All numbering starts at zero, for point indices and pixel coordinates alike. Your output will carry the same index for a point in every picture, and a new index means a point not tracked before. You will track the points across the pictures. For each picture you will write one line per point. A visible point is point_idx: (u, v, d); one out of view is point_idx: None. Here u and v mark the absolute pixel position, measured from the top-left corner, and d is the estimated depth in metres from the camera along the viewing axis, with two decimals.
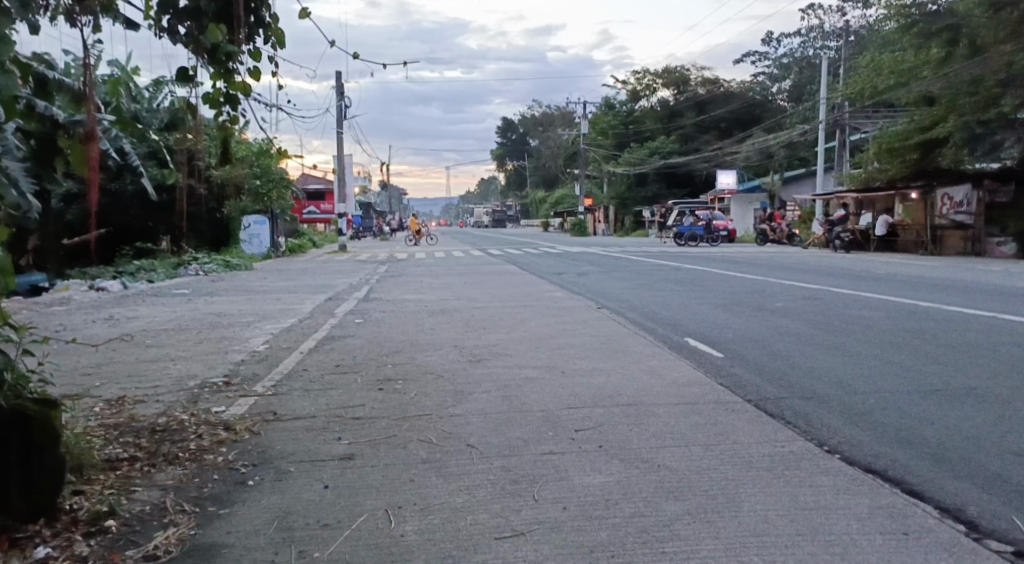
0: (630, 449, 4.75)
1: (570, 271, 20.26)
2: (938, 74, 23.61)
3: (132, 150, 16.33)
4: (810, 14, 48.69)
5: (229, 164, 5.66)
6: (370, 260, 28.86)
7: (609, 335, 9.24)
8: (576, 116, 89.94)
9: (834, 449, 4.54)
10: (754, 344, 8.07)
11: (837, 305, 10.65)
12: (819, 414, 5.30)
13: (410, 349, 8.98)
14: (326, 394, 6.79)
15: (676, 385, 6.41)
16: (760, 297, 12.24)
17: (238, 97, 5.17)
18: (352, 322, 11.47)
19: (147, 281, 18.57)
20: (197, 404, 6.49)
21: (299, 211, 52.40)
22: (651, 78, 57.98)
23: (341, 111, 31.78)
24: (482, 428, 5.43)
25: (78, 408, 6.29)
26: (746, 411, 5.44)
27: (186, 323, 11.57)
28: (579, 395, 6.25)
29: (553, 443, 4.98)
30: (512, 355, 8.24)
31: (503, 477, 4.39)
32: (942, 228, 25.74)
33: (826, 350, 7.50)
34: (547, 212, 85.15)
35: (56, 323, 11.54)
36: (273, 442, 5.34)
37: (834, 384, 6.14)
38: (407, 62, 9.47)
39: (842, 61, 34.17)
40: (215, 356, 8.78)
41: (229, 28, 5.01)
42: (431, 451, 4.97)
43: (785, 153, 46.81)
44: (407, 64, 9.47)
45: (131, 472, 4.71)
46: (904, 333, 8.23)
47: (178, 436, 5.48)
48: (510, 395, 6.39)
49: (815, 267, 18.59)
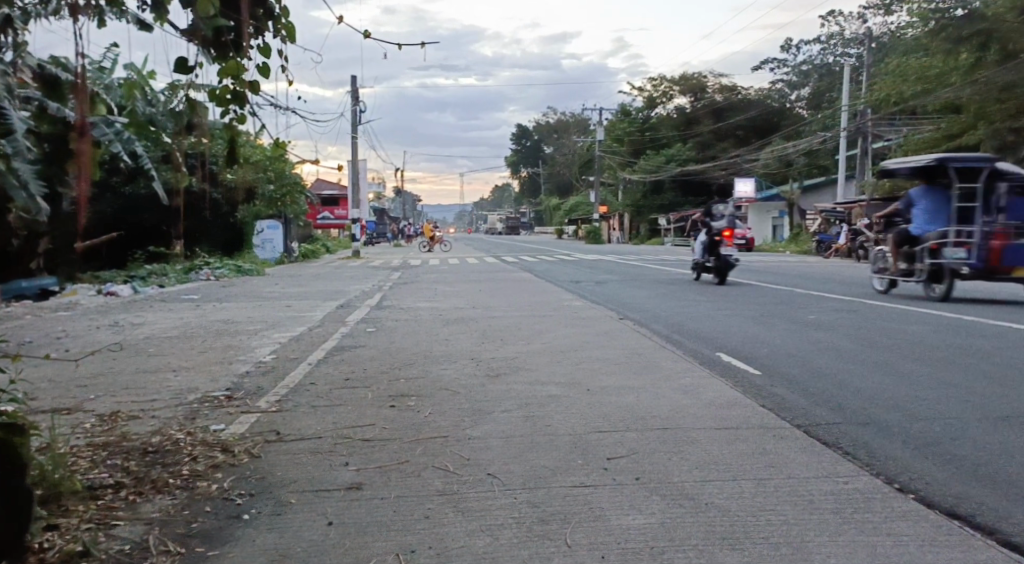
0: (673, 483, 4.21)
1: (587, 280, 19.65)
2: (966, 81, 22.96)
3: (145, 152, 16.02)
4: (830, 21, 48.03)
5: (236, 166, 5.23)
6: (381, 266, 28.47)
7: (635, 349, 8.72)
8: (592, 123, 89.41)
9: (907, 487, 4.00)
10: (792, 360, 7.56)
11: (875, 319, 10.08)
12: (881, 443, 4.77)
13: (424, 361, 8.48)
14: (334, 410, 6.29)
15: (716, 406, 5.87)
16: (791, 308, 11.69)
17: (245, 93, 4.74)
18: (363, 332, 10.95)
19: (158, 286, 18.24)
20: (194, 421, 6.01)
21: (313, 217, 52.04)
22: (667, 85, 57.50)
23: (356, 116, 31.43)
24: (504, 455, 4.92)
25: (65, 425, 5.84)
26: (796, 438, 4.92)
27: (192, 331, 11.14)
28: (609, 416, 5.74)
29: (583, 474, 4.46)
30: (533, 369, 7.78)
31: (530, 515, 3.87)
32: None
33: (874, 368, 6.97)
34: (561, 221, 84.70)
35: (58, 329, 11.14)
36: (273, 468, 4.84)
37: (890, 407, 5.60)
38: (370, 33, 5.14)
39: (865, 68, 33.51)
40: (219, 367, 8.32)
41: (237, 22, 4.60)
42: (447, 481, 4.47)
43: (805, 161, 46.12)
44: (369, 35, 5.14)
45: (114, 502, 4.22)
46: (952, 349, 7.73)
47: (171, 459, 5.00)
48: (533, 415, 5.87)
49: (845, 278, 17.84)
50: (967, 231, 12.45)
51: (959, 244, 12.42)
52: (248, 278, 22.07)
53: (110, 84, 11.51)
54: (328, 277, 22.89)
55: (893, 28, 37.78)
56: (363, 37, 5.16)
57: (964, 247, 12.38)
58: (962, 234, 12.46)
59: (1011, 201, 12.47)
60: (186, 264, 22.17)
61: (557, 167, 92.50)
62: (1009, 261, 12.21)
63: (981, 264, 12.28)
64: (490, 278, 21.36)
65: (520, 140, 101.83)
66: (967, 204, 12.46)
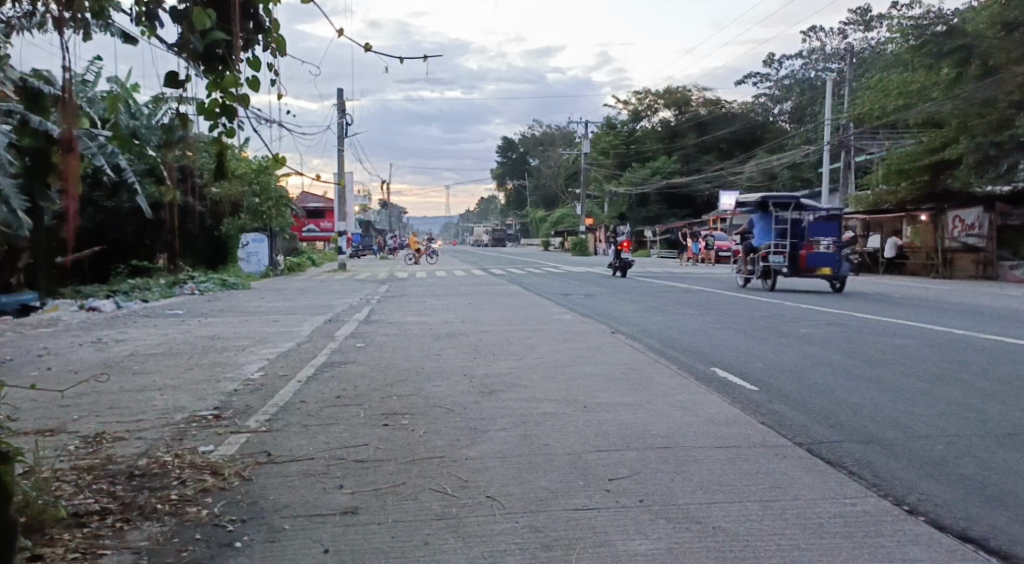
0: (678, 505, 4.11)
1: (576, 293, 19.59)
2: (948, 95, 23.15)
3: (129, 166, 15.86)
4: (811, 36, 48.39)
5: (225, 180, 5.13)
6: (367, 279, 28.28)
7: (629, 364, 8.64)
8: (576, 136, 89.56)
9: (916, 509, 3.93)
10: (787, 375, 7.49)
11: (866, 333, 10.06)
12: (886, 462, 4.70)
13: (416, 378, 8.34)
14: (325, 430, 6.15)
15: (714, 423, 5.79)
16: (780, 321, 11.68)
17: (235, 107, 4.66)
18: (351, 347, 10.80)
19: (142, 301, 17.96)
20: (182, 442, 5.85)
21: (298, 229, 51.58)
22: (652, 99, 57.64)
23: (342, 129, 31.27)
24: (502, 476, 4.81)
25: (49, 447, 5.67)
26: (799, 458, 4.83)
27: (177, 348, 10.93)
28: (607, 434, 5.65)
29: (586, 496, 4.35)
30: (527, 385, 7.66)
31: (533, 540, 3.77)
32: (952, 251, 25.16)
33: (869, 383, 6.91)
34: (546, 233, 84.75)
35: (40, 346, 10.90)
36: (265, 491, 4.70)
37: (889, 424, 5.54)
38: (369, 44, 5.07)
39: (848, 82, 33.79)
40: (206, 385, 8.12)
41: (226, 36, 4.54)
42: (445, 505, 4.35)
43: (789, 174, 46.39)
44: (368, 46, 5.08)
45: (100, 530, 4.07)
46: (946, 364, 7.69)
47: (158, 484, 4.84)
48: (529, 434, 5.77)
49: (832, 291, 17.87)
50: (785, 245, 20.01)
51: (779, 253, 20.01)
52: (233, 292, 21.86)
53: (93, 97, 11.43)
54: (314, 291, 22.68)
55: (874, 43, 38.15)
56: (362, 50, 5.09)
57: (782, 255, 19.96)
58: (781, 247, 20.08)
59: (814, 224, 19.97)
60: (171, 278, 21.90)
61: (543, 180, 92.56)
62: (811, 263, 19.60)
63: (794, 265, 19.85)
64: (478, 291, 21.23)
65: (506, 152, 101.86)
66: (785, 227, 20.01)
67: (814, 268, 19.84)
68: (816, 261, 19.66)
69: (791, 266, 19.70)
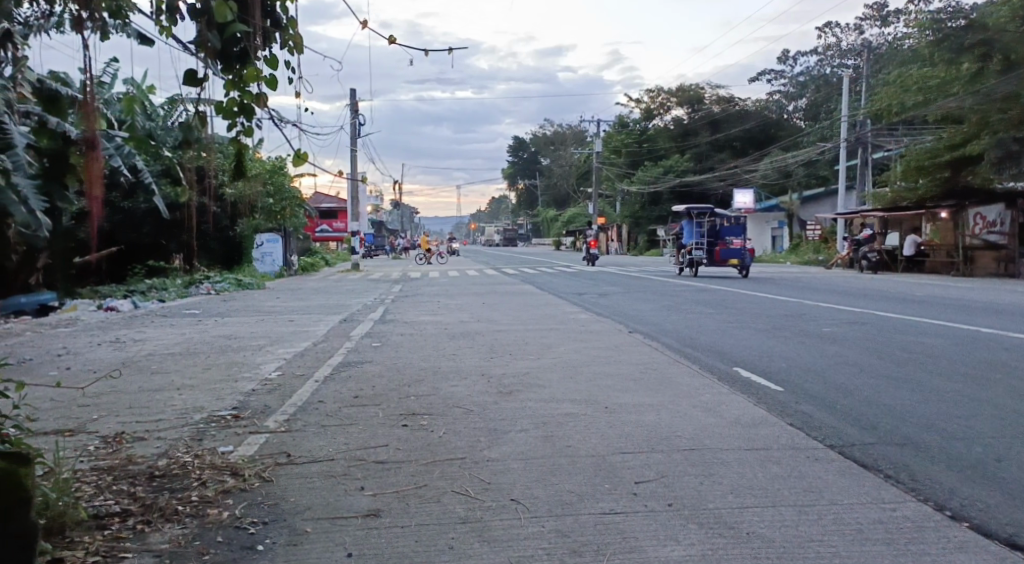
0: (708, 509, 4.01)
1: (590, 292, 19.40)
2: (969, 91, 22.81)
3: (145, 166, 15.90)
4: (826, 32, 47.80)
5: (242, 179, 5.09)
6: (380, 279, 28.21)
7: (649, 364, 8.54)
8: (588, 135, 89.02)
9: (959, 515, 3.82)
10: (812, 375, 7.37)
11: (889, 331, 9.91)
12: (922, 465, 4.59)
13: (434, 378, 8.27)
14: (344, 431, 6.08)
15: (740, 425, 5.67)
16: (800, 320, 11.51)
17: (254, 106, 4.62)
18: (367, 347, 10.73)
19: (159, 301, 18.00)
20: (202, 442, 5.80)
21: (311, 229, 51.60)
22: (664, 97, 57.16)
23: (354, 128, 31.18)
24: (526, 478, 4.72)
25: (69, 448, 5.64)
26: (831, 460, 4.73)
27: (194, 347, 10.92)
28: (630, 436, 5.56)
29: (612, 499, 4.27)
30: (547, 385, 7.57)
31: (561, 545, 3.68)
32: (972, 249, 24.82)
33: (895, 384, 6.79)
34: (558, 233, 84.43)
35: (58, 346, 10.91)
36: (286, 493, 4.63)
37: (922, 426, 5.42)
38: (387, 33, 5.08)
39: (867, 77, 33.07)
40: (224, 385, 8.08)
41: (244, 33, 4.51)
42: (469, 508, 4.27)
43: (804, 172, 45.94)
44: (386, 36, 5.09)
45: (121, 532, 4.01)
46: (974, 362, 7.56)
47: (179, 485, 4.79)
48: (552, 435, 5.68)
49: (850, 289, 17.66)
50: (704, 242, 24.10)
51: (700, 249, 24.11)
52: (248, 291, 21.88)
53: (110, 99, 11.51)
54: (328, 290, 22.68)
55: (891, 38, 37.67)
56: (381, 39, 5.09)
57: (701, 250, 24.05)
58: (701, 243, 24.13)
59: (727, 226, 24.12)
60: (187, 278, 21.98)
61: (555, 179, 92.10)
62: (724, 256, 23.73)
63: (712, 258, 23.93)
64: (491, 291, 21.10)
65: (517, 152, 101.53)
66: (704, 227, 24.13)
67: (726, 261, 23.97)
68: (728, 255, 23.78)
69: (708, 258, 23.82)
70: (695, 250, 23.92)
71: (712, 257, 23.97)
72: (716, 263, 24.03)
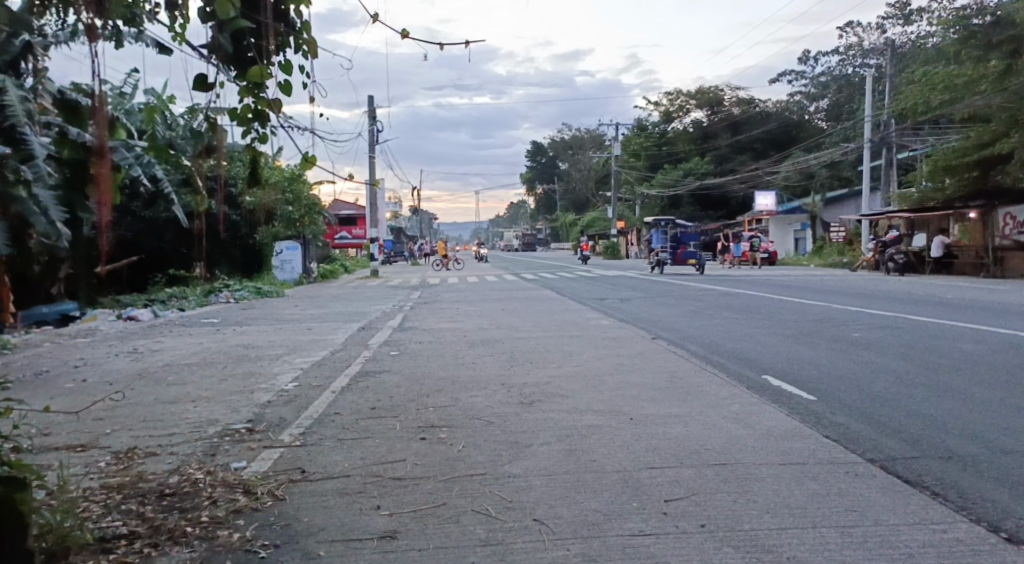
0: (744, 531, 3.77)
1: (612, 297, 19.14)
2: (997, 88, 22.28)
3: (165, 177, 15.90)
4: (848, 32, 47.05)
5: (257, 187, 4.95)
6: (400, 286, 28.10)
7: (674, 372, 8.31)
8: (607, 139, 88.71)
9: (1015, 537, 3.56)
10: (845, 383, 7.09)
11: (923, 336, 9.59)
12: (971, 480, 4.33)
13: (454, 387, 8.08)
14: (361, 445, 5.89)
15: (773, 438, 5.41)
16: (828, 326, 11.20)
17: (267, 112, 4.47)
18: (385, 355, 10.59)
19: (178, 309, 18.02)
20: (215, 458, 5.64)
21: (331, 236, 51.85)
22: (684, 99, 56.70)
23: (372, 135, 31.12)
24: (549, 497, 4.50)
25: (78, 464, 5.49)
26: (873, 476, 4.47)
27: (212, 357, 10.83)
28: (657, 449, 5.30)
29: (641, 520, 4.03)
30: (569, 395, 7.36)
31: None
32: (1002, 249, 24.06)
33: (934, 392, 6.50)
34: (578, 237, 84.12)
35: (77, 357, 10.86)
36: (300, 513, 4.43)
37: (967, 438, 5.14)
38: (403, 29, 4.93)
39: (892, 75, 32.49)
40: (240, 397, 7.94)
41: (257, 38, 4.36)
42: (490, 529, 4.06)
43: (827, 173, 45.30)
44: (401, 30, 4.93)
45: (127, 556, 3.85)
46: (1013, 369, 7.26)
47: (189, 503, 4.62)
48: (575, 449, 5.45)
49: (879, 293, 17.23)
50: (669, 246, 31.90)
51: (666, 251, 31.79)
52: (268, 299, 21.84)
53: (130, 110, 11.48)
54: (348, 298, 22.63)
55: (915, 37, 37.00)
56: (398, 35, 4.93)
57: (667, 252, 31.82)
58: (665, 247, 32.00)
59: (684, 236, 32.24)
60: (207, 287, 21.99)
61: (574, 183, 91.80)
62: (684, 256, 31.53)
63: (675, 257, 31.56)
64: (511, 297, 20.93)
65: (535, 156, 101.41)
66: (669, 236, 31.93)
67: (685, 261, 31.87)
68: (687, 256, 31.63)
69: (672, 257, 31.51)
70: (662, 251, 31.80)
71: (675, 258, 31.89)
72: (678, 261, 31.81)
